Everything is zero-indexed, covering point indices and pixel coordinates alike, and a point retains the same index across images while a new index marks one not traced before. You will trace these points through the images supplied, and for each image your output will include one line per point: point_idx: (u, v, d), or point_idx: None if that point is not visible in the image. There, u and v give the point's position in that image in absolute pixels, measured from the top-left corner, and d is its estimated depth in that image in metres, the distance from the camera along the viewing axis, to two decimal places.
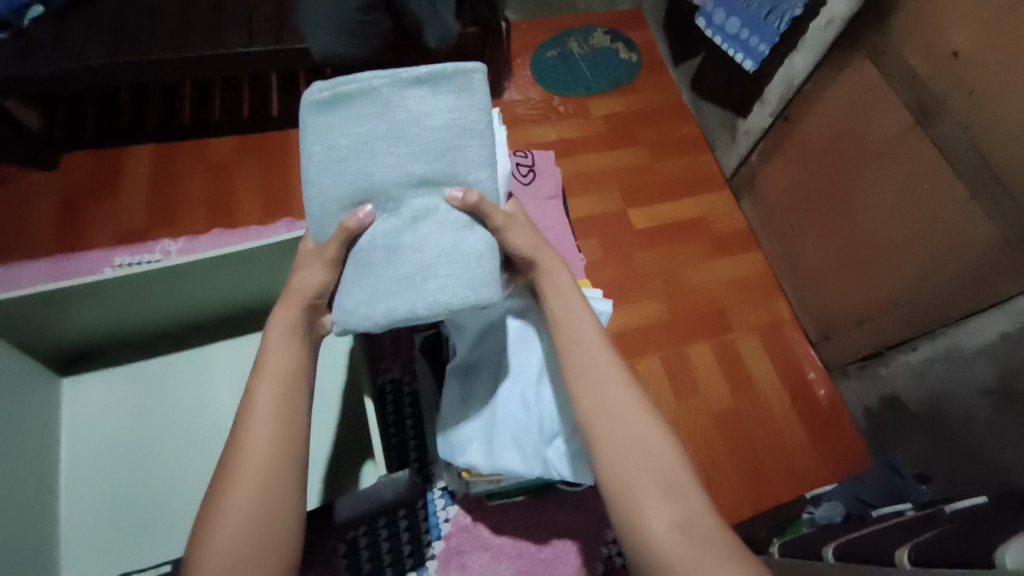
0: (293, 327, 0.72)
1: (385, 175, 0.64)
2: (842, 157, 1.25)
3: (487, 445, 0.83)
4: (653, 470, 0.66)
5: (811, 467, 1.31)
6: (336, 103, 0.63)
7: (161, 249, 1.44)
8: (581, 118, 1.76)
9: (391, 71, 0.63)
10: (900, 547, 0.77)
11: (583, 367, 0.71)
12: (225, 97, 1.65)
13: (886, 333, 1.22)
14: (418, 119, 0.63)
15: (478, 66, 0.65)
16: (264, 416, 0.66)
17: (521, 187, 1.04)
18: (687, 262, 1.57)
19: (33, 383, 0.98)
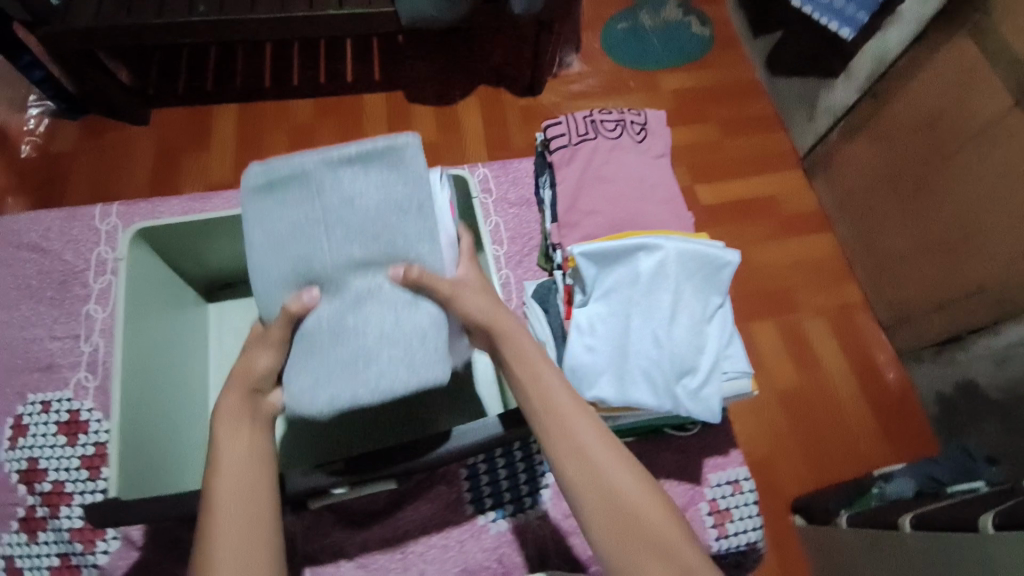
0: (241, 414, 0.74)
1: (328, 258, 0.76)
2: (934, 137, 1.22)
3: (619, 378, 0.83)
4: (637, 530, 0.68)
5: (875, 449, 1.31)
6: (276, 191, 0.77)
7: None
8: (651, 93, 1.74)
9: (326, 158, 0.77)
10: (984, 513, 0.77)
11: (558, 436, 0.72)
12: (304, 61, 1.70)
13: (967, 317, 1.20)
14: (349, 199, 0.76)
15: (408, 140, 0.77)
16: (238, 462, 0.70)
17: (625, 149, 1.04)
18: (755, 241, 1.55)
19: (184, 302, 1.03)
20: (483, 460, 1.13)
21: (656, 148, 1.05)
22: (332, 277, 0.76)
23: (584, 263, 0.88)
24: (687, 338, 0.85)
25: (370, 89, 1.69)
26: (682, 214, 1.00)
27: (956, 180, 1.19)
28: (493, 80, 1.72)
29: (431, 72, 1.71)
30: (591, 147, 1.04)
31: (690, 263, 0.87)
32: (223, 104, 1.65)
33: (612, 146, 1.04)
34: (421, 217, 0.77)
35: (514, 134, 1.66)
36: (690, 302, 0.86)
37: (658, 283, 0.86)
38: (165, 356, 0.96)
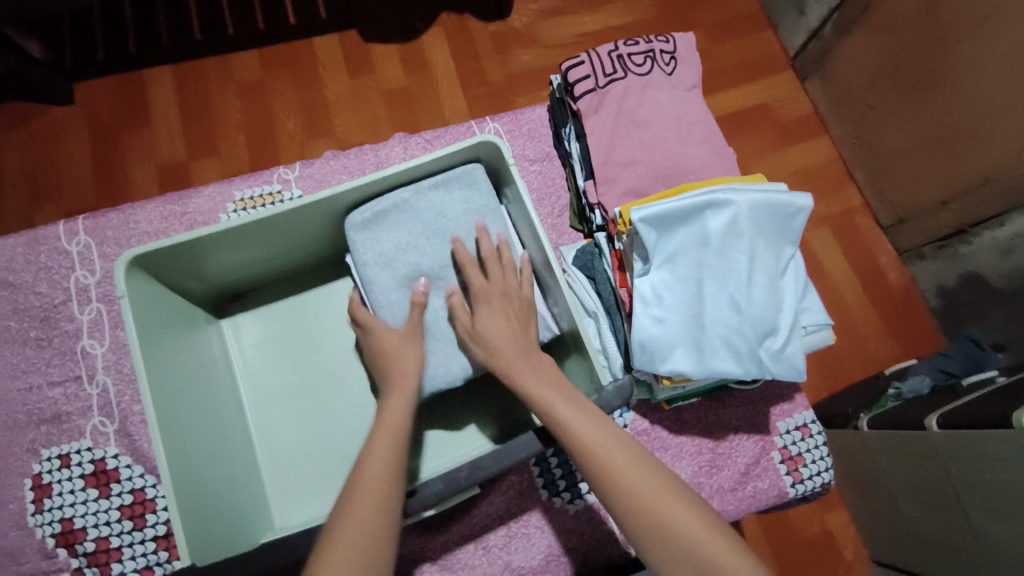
0: (406, 393, 0.80)
1: (434, 263, 0.91)
2: (937, 25, 1.16)
3: (697, 352, 0.80)
4: (673, 548, 0.64)
5: (884, 349, 1.35)
6: (377, 221, 0.89)
7: (278, 177, 1.28)
8: (628, 1, 1.59)
9: (413, 185, 0.90)
10: (1018, 408, 0.80)
11: (612, 493, 0.68)
12: (237, 7, 1.49)
13: (971, 211, 1.20)
14: (441, 214, 0.90)
15: (478, 165, 0.91)
16: (383, 464, 0.71)
17: (655, 84, 0.97)
18: (755, 154, 1.50)
19: (196, 326, 0.95)
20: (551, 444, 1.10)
21: (686, 80, 0.99)
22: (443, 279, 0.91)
23: (646, 231, 0.80)
24: (767, 299, 0.80)
25: (320, 32, 1.50)
26: (703, 145, 0.94)
27: (960, 68, 1.13)
28: (456, 6, 1.54)
29: (388, 4, 1.53)
30: (621, 88, 0.96)
31: (761, 216, 0.81)
32: (157, 70, 1.45)
33: (642, 84, 0.97)
34: (499, 220, 0.93)
35: (489, 66, 1.51)
36: (765, 257, 0.81)
37: (729, 245, 0.80)
38: (197, 387, 0.89)
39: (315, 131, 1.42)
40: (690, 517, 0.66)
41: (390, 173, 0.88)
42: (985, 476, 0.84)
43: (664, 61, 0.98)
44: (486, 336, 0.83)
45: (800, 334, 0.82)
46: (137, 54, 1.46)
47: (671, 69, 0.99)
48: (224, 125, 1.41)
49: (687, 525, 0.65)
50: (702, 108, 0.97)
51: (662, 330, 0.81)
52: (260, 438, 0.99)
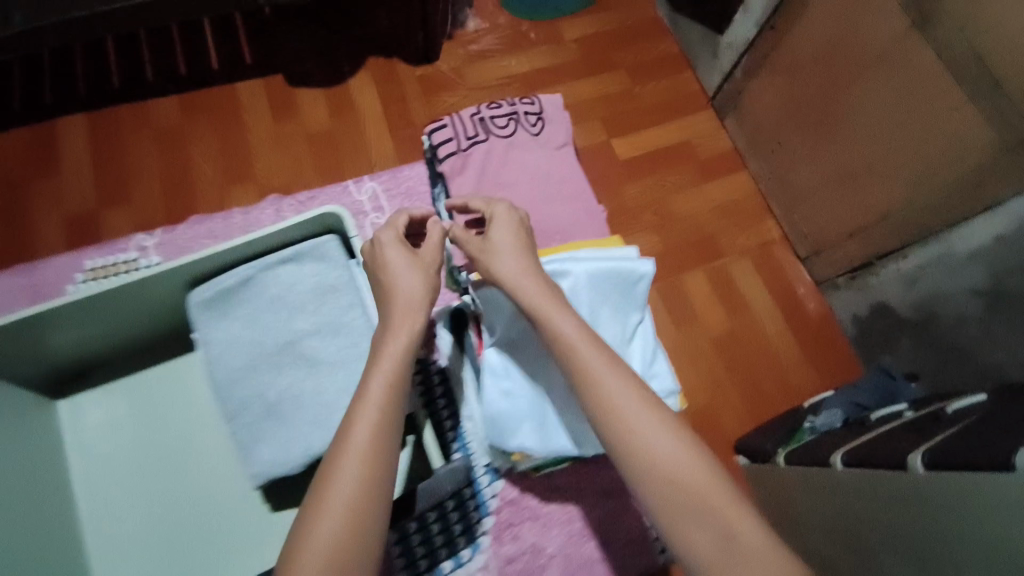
0: (408, 337, 0.78)
1: (280, 339, 0.89)
2: (832, 67, 1.21)
3: (539, 427, 0.90)
4: (677, 490, 0.64)
5: (806, 379, 1.38)
6: (218, 300, 0.89)
7: (136, 244, 1.32)
8: (553, 44, 1.64)
9: (258, 260, 0.90)
10: (912, 449, 0.83)
11: (621, 431, 0.69)
12: (158, 52, 1.48)
13: (874, 244, 1.25)
14: (287, 288, 0.90)
15: (329, 237, 0.91)
16: (369, 432, 0.69)
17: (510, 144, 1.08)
18: (676, 189, 1.53)
19: (29, 411, 0.94)
20: (416, 528, 1.08)
21: (547, 138, 1.11)
22: (288, 353, 0.89)
23: (492, 303, 0.88)
24: (605, 370, 0.88)
25: (242, 76, 1.49)
26: (571, 205, 1.06)
27: (855, 108, 1.18)
28: (382, 50, 1.56)
29: (313, 48, 1.53)
30: (484, 149, 1.08)
31: (603, 286, 0.89)
32: (69, 117, 1.41)
33: (503, 145, 1.09)
34: (354, 291, 0.91)
35: (417, 109, 1.53)
36: (609, 324, 0.89)
37: None
38: (16, 478, 0.85)
39: (235, 176, 1.40)
40: (661, 433, 0.68)
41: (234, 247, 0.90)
42: (885, 517, 0.85)
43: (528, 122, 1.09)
44: (505, 275, 0.82)
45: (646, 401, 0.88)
46: (51, 102, 1.42)
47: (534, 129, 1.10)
48: (136, 174, 1.38)
49: (685, 464, 0.66)
50: (570, 165, 1.09)
51: (508, 399, 0.90)
52: (93, 530, 0.96)
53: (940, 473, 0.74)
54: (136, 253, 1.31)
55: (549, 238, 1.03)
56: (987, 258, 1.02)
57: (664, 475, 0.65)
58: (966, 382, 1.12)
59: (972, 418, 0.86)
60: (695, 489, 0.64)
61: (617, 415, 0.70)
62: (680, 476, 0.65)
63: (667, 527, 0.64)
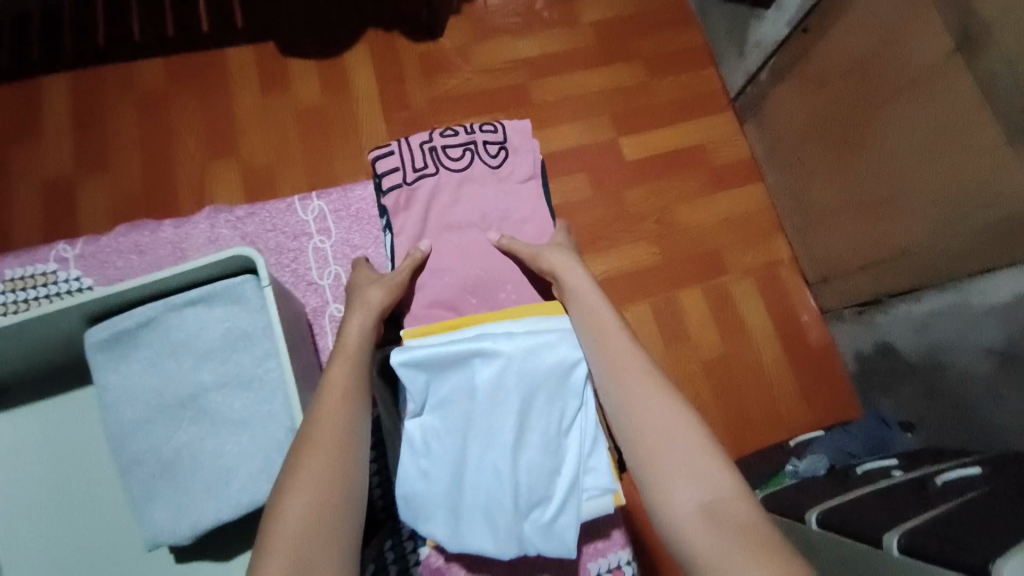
0: (365, 333, 0.76)
1: (181, 390, 0.76)
2: (865, 83, 1.09)
3: (452, 519, 0.73)
4: (668, 447, 0.64)
5: (796, 413, 1.31)
6: (118, 340, 0.76)
7: (56, 256, 1.22)
8: (568, 27, 1.51)
9: (165, 298, 0.77)
10: (890, 525, 0.77)
11: (616, 387, 0.70)
12: (146, 9, 1.40)
13: (887, 281, 1.16)
14: (197, 332, 0.77)
15: (246, 278, 0.77)
16: (343, 396, 0.68)
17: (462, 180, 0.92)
18: (683, 198, 1.43)
19: None
20: None
21: (508, 174, 0.93)
22: (190, 408, 0.76)
23: (402, 371, 0.73)
24: (539, 463, 0.72)
25: (232, 41, 1.40)
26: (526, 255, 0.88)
27: (884, 131, 1.07)
28: (383, 22, 1.45)
29: (308, 14, 1.43)
30: (430, 185, 0.91)
31: (534, 371, 0.73)
32: (52, 75, 1.35)
33: (454, 181, 0.92)
34: (271, 340, 0.78)
35: (415, 90, 1.43)
36: (542, 415, 0.73)
37: (496, 403, 0.72)
38: None
39: (218, 150, 1.33)
40: (659, 394, 0.68)
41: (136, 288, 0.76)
42: None
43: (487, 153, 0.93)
44: (552, 266, 0.81)
45: (578, 500, 0.73)
46: (35, 59, 1.35)
47: (494, 161, 0.93)
48: (118, 142, 1.32)
49: (679, 428, 0.65)
50: (532, 207, 0.92)
51: (425, 483, 0.73)
52: None
53: (919, 558, 0.68)
54: (55, 266, 1.22)
55: (496, 291, 0.87)
56: (1004, 316, 0.93)
57: (659, 434, 0.65)
58: (964, 443, 1.05)
59: (960, 499, 0.80)
60: (688, 451, 0.64)
61: (621, 373, 0.70)
62: (675, 442, 0.64)
63: (656, 486, 0.63)
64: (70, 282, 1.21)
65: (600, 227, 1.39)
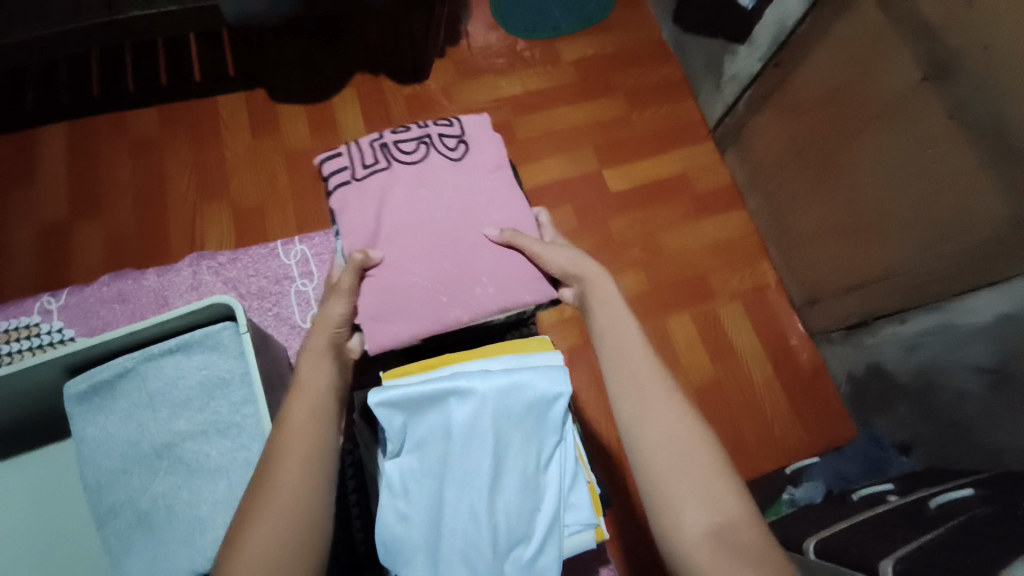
0: (321, 352, 0.76)
1: (156, 439, 0.76)
2: (841, 111, 1.13)
3: (433, 559, 0.60)
4: (682, 459, 0.64)
5: (792, 438, 1.30)
6: (97, 392, 0.78)
7: (40, 307, 1.22)
8: (550, 65, 1.57)
9: (142, 349, 0.78)
10: (886, 552, 0.76)
11: (626, 395, 0.70)
12: (141, 61, 1.44)
13: (875, 302, 1.17)
14: (174, 382, 0.77)
15: (224, 324, 0.78)
16: (304, 428, 0.67)
17: (416, 172, 0.89)
18: (669, 226, 1.45)
19: None
20: None
21: (473, 165, 0.91)
22: (165, 459, 0.75)
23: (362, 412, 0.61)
24: (522, 500, 0.61)
25: (225, 88, 1.45)
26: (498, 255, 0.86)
27: (860, 158, 1.11)
28: (371, 65, 1.51)
29: (299, 61, 1.48)
30: (383, 179, 0.89)
31: (512, 408, 0.62)
32: (48, 126, 1.38)
33: (414, 173, 0.89)
34: (249, 386, 0.78)
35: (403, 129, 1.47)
36: (516, 454, 0.62)
37: (469, 443, 0.61)
38: None
39: (210, 191, 1.36)
40: (675, 411, 0.67)
41: (118, 339, 0.78)
42: None
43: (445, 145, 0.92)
44: (570, 268, 0.83)
45: (561, 534, 0.62)
46: (32, 111, 1.39)
47: (453, 151, 0.92)
48: (113, 188, 1.35)
49: (694, 443, 0.65)
50: (499, 196, 0.90)
51: (405, 523, 0.62)
52: None
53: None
54: (38, 317, 1.22)
55: (470, 289, 0.83)
56: (990, 334, 0.94)
57: (671, 452, 0.64)
58: (961, 465, 1.03)
59: (956, 520, 0.80)
60: (701, 469, 0.63)
61: (638, 390, 0.70)
62: (687, 454, 0.64)
63: (667, 507, 0.62)
64: (53, 334, 1.21)
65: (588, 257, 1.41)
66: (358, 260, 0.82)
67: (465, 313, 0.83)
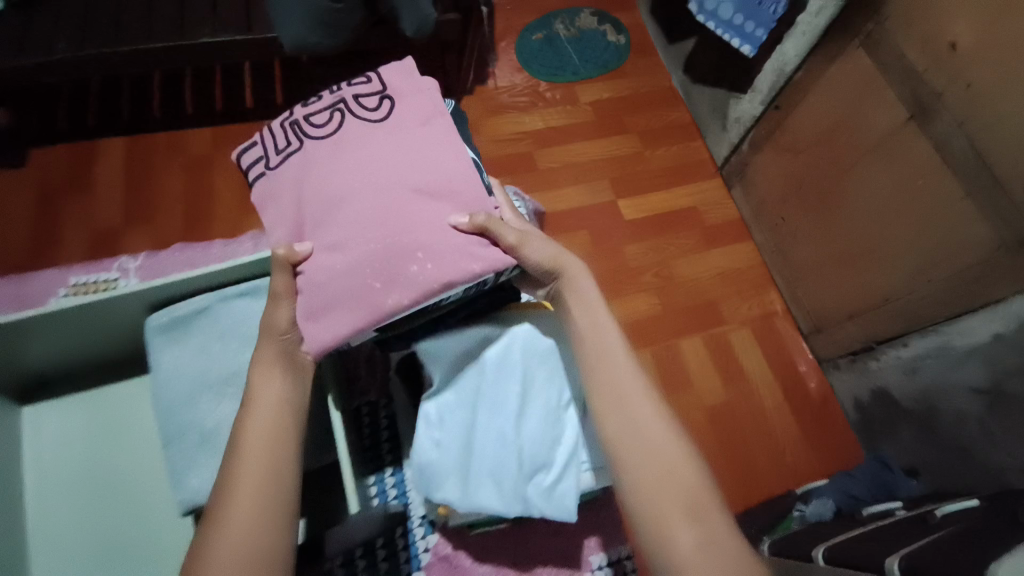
0: (270, 366, 0.75)
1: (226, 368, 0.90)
2: (834, 148, 1.22)
3: (464, 480, 0.78)
4: (671, 478, 0.67)
5: (801, 462, 1.31)
6: (176, 326, 0.89)
7: (119, 266, 1.37)
8: (569, 105, 1.69)
9: (219, 290, 0.91)
10: (891, 553, 0.77)
11: (616, 412, 0.71)
12: (198, 88, 1.59)
13: (876, 327, 1.21)
14: (242, 321, 0.91)
15: None
16: (255, 460, 0.68)
17: (333, 143, 0.81)
18: (680, 254, 1.52)
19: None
20: (342, 563, 1.09)
21: (402, 120, 0.82)
22: (233, 385, 0.89)
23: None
24: (540, 430, 0.78)
25: (269, 113, 1.58)
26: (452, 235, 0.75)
27: (851, 193, 1.19)
28: None
29: None
30: (298, 160, 0.82)
31: (538, 349, 0.80)
32: (109, 141, 1.52)
33: (339, 144, 0.81)
34: None
35: None
36: (541, 389, 0.79)
37: (501, 379, 0.78)
38: None
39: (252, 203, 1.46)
40: (663, 429, 0.70)
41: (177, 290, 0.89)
42: None
43: (363, 108, 0.83)
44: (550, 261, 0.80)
45: (577, 468, 0.78)
46: (96, 130, 1.53)
47: (371, 113, 0.83)
48: (164, 200, 1.46)
49: (682, 463, 0.68)
50: (433, 155, 0.80)
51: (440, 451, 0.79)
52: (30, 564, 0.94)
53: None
54: (117, 274, 1.37)
55: (406, 265, 0.73)
56: (987, 354, 0.98)
57: (654, 470, 0.68)
58: (967, 488, 1.04)
59: (958, 526, 0.81)
60: (683, 492, 0.66)
61: (625, 412, 0.71)
62: (675, 472, 0.67)
63: (658, 531, 0.65)
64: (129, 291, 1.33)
65: (602, 279, 1.48)
66: (280, 257, 0.77)
67: (409, 295, 0.72)
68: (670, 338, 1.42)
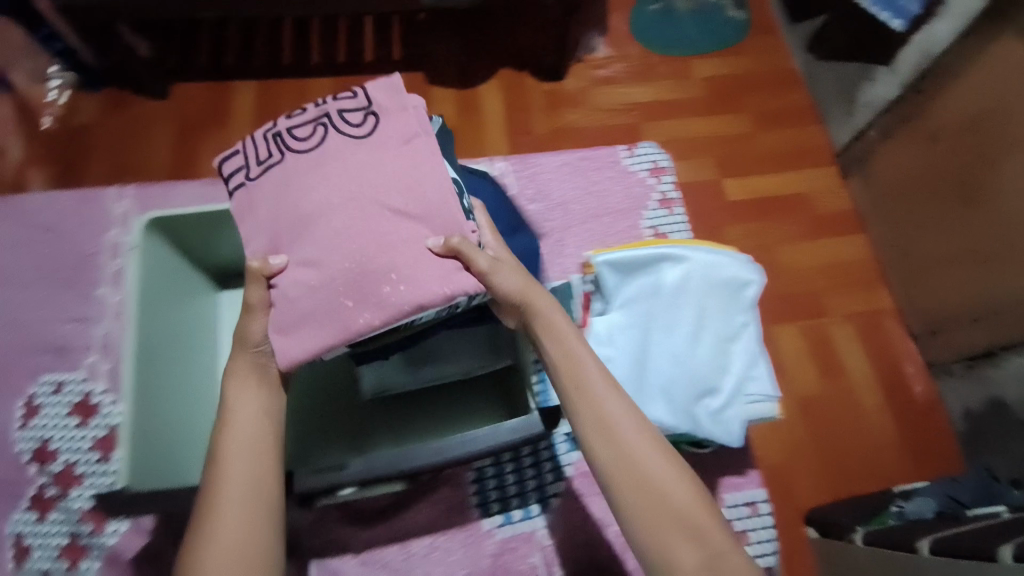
0: (244, 377, 0.77)
1: None
2: (980, 140, 1.13)
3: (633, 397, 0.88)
4: (665, 507, 0.70)
5: (897, 463, 1.27)
6: None
7: None
8: (681, 81, 1.64)
9: None
10: (1004, 544, 0.77)
11: (598, 450, 0.74)
12: (325, 40, 1.66)
13: (1003, 333, 1.13)
14: None
15: None
16: (232, 474, 0.72)
17: (313, 163, 0.77)
18: (784, 240, 1.48)
19: (199, 294, 1.06)
20: (492, 464, 1.15)
21: (387, 137, 0.78)
22: None
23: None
24: (711, 355, 0.89)
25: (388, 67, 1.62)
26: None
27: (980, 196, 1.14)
28: (517, 63, 1.64)
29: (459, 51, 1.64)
30: (279, 173, 0.78)
31: (716, 278, 0.92)
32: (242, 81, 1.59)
33: (318, 158, 0.77)
34: None
35: (536, 121, 1.59)
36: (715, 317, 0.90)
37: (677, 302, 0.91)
38: (184, 347, 0.99)
39: None
40: (652, 458, 0.73)
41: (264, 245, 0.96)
42: None
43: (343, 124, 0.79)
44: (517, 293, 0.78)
45: (741, 400, 0.88)
46: (229, 73, 1.60)
47: (355, 130, 0.78)
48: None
49: (673, 489, 0.71)
50: (412, 174, 0.77)
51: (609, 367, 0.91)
52: None
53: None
54: None
55: (379, 288, 0.73)
56: None
57: (647, 500, 0.70)
58: None
59: None
60: (677, 512, 0.69)
61: (613, 443, 0.73)
62: (670, 496, 0.70)
63: (659, 553, 0.69)
64: None
65: None
66: (253, 271, 0.75)
67: (378, 317, 0.73)
68: (772, 320, 1.36)
